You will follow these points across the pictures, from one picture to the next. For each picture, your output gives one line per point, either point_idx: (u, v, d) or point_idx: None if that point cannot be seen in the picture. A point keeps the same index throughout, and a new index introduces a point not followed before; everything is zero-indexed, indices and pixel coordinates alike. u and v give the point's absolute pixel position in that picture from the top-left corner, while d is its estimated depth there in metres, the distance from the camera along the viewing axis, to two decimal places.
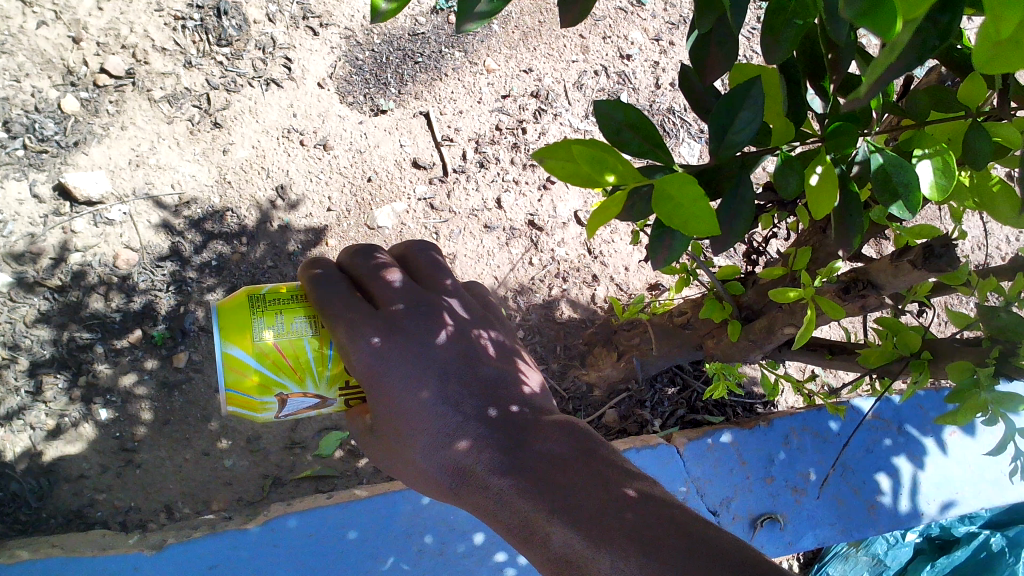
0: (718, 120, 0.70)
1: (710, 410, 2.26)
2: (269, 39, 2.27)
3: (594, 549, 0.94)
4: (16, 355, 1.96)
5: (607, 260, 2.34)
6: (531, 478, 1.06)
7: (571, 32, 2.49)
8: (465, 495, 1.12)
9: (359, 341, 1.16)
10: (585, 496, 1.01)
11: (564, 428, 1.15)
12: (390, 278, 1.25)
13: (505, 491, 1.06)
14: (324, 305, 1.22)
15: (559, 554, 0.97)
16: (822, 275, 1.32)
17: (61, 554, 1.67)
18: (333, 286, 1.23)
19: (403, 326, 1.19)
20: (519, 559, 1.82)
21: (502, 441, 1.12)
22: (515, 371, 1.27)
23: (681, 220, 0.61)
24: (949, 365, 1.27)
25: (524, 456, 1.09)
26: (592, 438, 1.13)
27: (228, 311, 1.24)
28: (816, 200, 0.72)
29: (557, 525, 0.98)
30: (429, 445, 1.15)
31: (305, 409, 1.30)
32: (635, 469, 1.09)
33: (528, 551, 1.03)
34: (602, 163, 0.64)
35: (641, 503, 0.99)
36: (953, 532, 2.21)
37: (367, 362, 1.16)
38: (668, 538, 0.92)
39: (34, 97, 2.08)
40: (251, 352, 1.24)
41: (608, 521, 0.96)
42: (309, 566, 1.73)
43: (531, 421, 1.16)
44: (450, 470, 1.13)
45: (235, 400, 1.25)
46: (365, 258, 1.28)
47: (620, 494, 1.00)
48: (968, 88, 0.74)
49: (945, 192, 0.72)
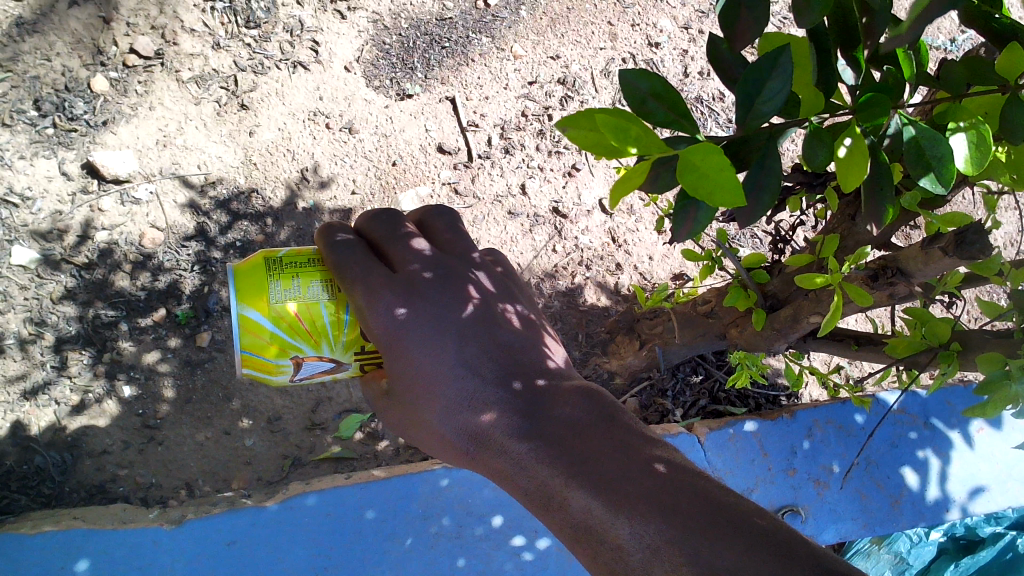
0: (745, 90, 0.67)
1: (732, 401, 2.23)
2: (297, 21, 2.27)
3: (612, 514, 0.93)
4: (43, 331, 1.98)
5: (631, 248, 2.32)
6: (549, 443, 1.06)
7: (600, 18, 2.47)
8: (483, 459, 1.13)
9: (378, 304, 1.16)
10: (603, 458, 1.00)
11: (583, 393, 1.14)
12: (408, 241, 1.25)
13: (523, 455, 1.07)
14: (340, 266, 1.21)
15: (577, 519, 0.97)
16: (850, 261, 1.29)
17: (82, 526, 1.68)
18: (352, 250, 1.22)
19: (421, 290, 1.18)
20: (537, 544, 1.81)
21: (521, 406, 1.12)
22: (538, 340, 1.26)
23: (706, 189, 0.60)
24: (978, 357, 1.25)
25: (542, 420, 1.09)
26: (612, 403, 1.13)
27: (244, 273, 1.24)
28: (845, 173, 0.70)
29: (575, 488, 0.98)
30: (446, 408, 1.16)
31: (319, 373, 1.31)
32: (653, 433, 1.08)
33: (547, 516, 1.03)
34: (624, 132, 0.63)
35: (658, 466, 0.98)
36: (979, 533, 2.09)
37: (384, 323, 1.16)
38: (687, 498, 0.92)
39: (64, 76, 2.09)
40: (267, 316, 1.24)
41: (626, 483, 0.96)
42: (327, 545, 1.73)
43: (551, 387, 1.16)
44: (467, 435, 1.14)
45: (250, 362, 1.25)
46: (384, 222, 1.28)
47: (641, 460, 0.99)
48: (1007, 61, 0.69)
49: (981, 166, 0.69)
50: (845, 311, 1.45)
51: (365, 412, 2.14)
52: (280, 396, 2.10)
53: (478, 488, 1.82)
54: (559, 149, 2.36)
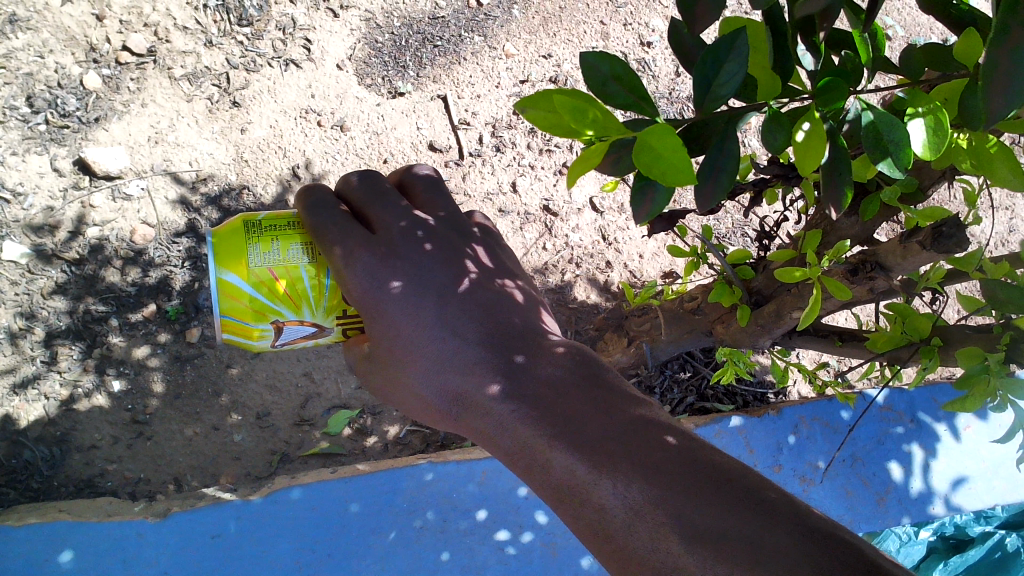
0: (702, 73, 0.67)
1: (720, 398, 2.19)
2: (290, 20, 2.28)
3: (592, 473, 0.94)
4: (33, 325, 1.99)
5: (621, 247, 2.33)
6: (531, 405, 1.06)
7: (592, 18, 2.48)
8: (464, 420, 1.15)
9: (355, 265, 1.18)
10: (583, 417, 1.01)
11: (569, 353, 1.15)
12: (390, 203, 1.26)
13: (504, 415, 1.08)
14: (319, 229, 1.23)
15: (557, 478, 0.98)
16: (830, 256, 1.29)
17: (67, 519, 1.69)
18: (330, 212, 1.23)
19: (397, 250, 1.20)
20: (521, 539, 1.80)
21: (502, 368, 1.13)
22: (531, 305, 1.27)
23: (659, 171, 0.59)
24: (958, 351, 1.23)
25: (524, 380, 1.11)
26: (597, 363, 1.14)
27: (223, 237, 1.25)
28: (802, 158, 0.70)
29: (558, 450, 0.99)
30: (425, 371, 1.17)
31: (301, 338, 1.33)
32: (637, 393, 1.09)
33: (528, 476, 1.04)
34: (582, 113, 0.62)
35: (641, 425, 0.99)
36: (969, 532, 2.02)
37: (363, 285, 1.18)
38: (668, 458, 0.92)
39: (57, 73, 2.11)
40: (247, 280, 1.25)
41: (606, 442, 0.97)
42: (311, 539, 1.73)
43: (534, 345, 1.17)
44: (448, 396, 1.16)
45: (229, 326, 1.27)
46: (361, 182, 1.29)
47: (622, 417, 1.01)
48: (965, 46, 0.69)
49: (939, 152, 0.69)
50: (826, 306, 1.45)
51: (354, 408, 2.14)
52: (269, 391, 2.10)
53: (463, 483, 1.82)
54: (550, 147, 2.36)
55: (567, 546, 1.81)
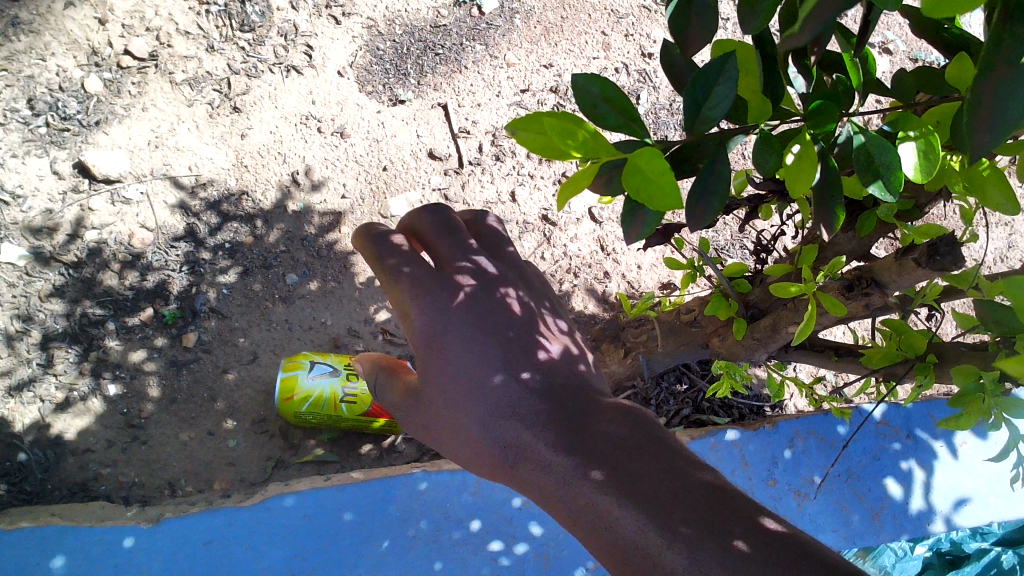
0: (693, 96, 0.67)
1: (716, 411, 2.17)
2: (292, 26, 2.32)
3: (662, 537, 0.93)
4: (30, 328, 1.98)
5: (619, 258, 2.31)
6: (595, 459, 1.08)
7: (593, 29, 2.50)
8: (523, 471, 1.17)
9: (426, 303, 1.31)
10: (650, 475, 1.02)
11: (631, 415, 1.17)
12: (458, 241, 1.38)
13: (566, 469, 1.09)
14: (388, 261, 1.36)
15: (624, 540, 0.97)
16: (825, 271, 1.30)
17: (61, 524, 1.68)
18: (399, 247, 1.37)
19: (465, 299, 1.32)
20: (515, 550, 1.77)
21: (565, 421, 1.17)
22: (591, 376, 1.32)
23: (649, 195, 0.59)
24: (952, 370, 1.24)
25: (587, 437, 1.13)
26: (663, 429, 1.15)
27: None
28: (792, 180, 0.69)
29: (625, 511, 0.99)
30: (484, 417, 1.24)
31: None
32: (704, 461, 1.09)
33: (592, 539, 1.04)
34: (571, 135, 0.61)
35: (711, 490, 0.98)
36: (964, 548, 1.97)
37: (429, 326, 1.30)
38: (744, 531, 0.91)
39: (58, 75, 2.13)
40: None
41: (674, 504, 0.96)
42: (304, 548, 1.71)
43: (595, 407, 1.20)
44: (510, 448, 1.20)
45: None
46: (433, 216, 1.40)
47: (689, 478, 1.00)
48: (955, 69, 0.68)
49: (929, 175, 0.68)
50: (821, 322, 1.45)
51: None
52: (264, 398, 2.08)
53: (456, 493, 1.81)
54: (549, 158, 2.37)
55: (560, 558, 1.78)
